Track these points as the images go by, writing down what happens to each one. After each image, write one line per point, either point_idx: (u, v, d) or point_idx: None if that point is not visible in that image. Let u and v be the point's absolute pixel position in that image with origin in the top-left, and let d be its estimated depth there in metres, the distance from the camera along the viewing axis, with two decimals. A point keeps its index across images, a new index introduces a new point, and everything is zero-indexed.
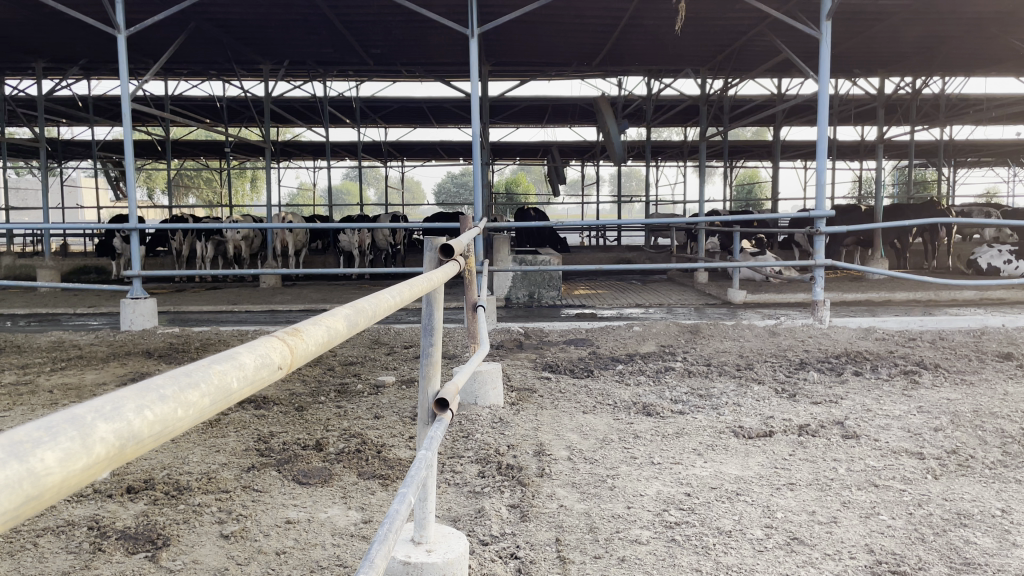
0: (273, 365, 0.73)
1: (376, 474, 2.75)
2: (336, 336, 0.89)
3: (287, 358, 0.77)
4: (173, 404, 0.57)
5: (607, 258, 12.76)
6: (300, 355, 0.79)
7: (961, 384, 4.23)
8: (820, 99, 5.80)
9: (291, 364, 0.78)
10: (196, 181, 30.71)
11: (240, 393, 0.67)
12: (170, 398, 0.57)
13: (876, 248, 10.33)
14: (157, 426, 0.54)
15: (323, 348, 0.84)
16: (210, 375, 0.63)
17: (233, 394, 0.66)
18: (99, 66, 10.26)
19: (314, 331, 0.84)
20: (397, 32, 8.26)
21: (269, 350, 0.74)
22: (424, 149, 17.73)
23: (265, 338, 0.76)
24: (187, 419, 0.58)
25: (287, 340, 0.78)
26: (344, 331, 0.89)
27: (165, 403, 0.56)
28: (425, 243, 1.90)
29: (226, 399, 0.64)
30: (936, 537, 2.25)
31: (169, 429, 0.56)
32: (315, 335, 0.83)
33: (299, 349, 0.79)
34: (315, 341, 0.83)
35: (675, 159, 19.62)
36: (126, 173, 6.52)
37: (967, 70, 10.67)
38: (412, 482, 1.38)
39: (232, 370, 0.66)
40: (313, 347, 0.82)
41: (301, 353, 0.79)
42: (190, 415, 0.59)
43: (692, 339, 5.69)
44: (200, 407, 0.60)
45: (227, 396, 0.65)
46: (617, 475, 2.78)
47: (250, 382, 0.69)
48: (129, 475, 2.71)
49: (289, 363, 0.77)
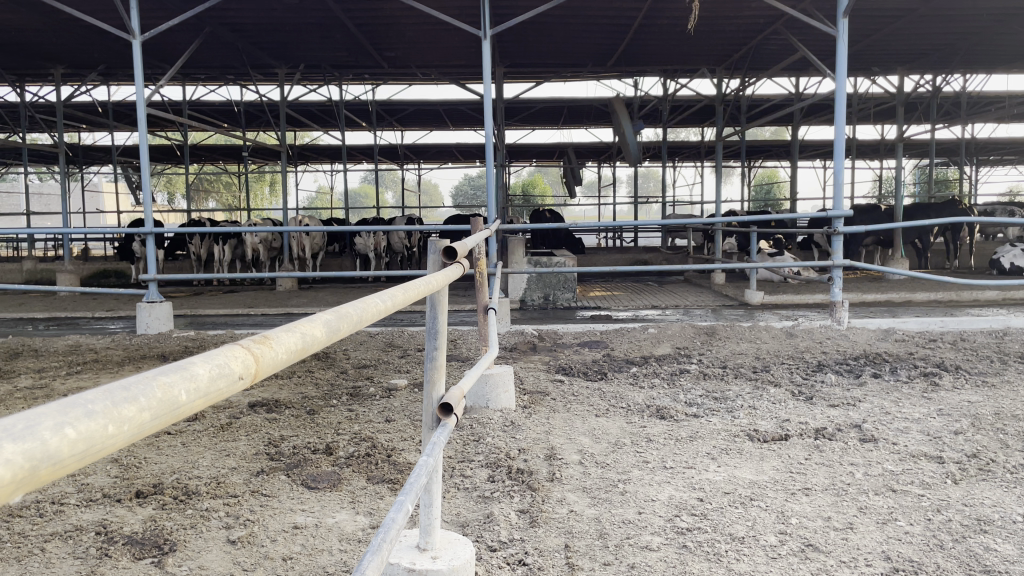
0: (231, 375, 0.70)
1: (385, 478, 2.73)
2: (312, 343, 0.86)
3: (249, 368, 0.74)
4: (104, 421, 0.54)
5: (624, 259, 12.71)
6: (266, 365, 0.76)
7: (983, 386, 4.15)
8: (837, 97, 5.72)
9: (256, 374, 0.75)
10: (215, 185, 30.92)
11: (192, 407, 0.64)
12: (101, 413, 0.53)
13: (896, 248, 10.20)
14: (82, 447, 0.50)
15: (295, 357, 0.82)
16: (155, 388, 0.60)
17: (182, 406, 0.62)
18: (116, 71, 10.34)
19: (285, 340, 0.81)
20: (411, 34, 8.26)
21: (229, 360, 0.71)
22: (440, 151, 17.74)
23: (226, 349, 0.73)
24: (121, 437, 0.54)
25: (252, 348, 0.75)
26: (320, 337, 0.87)
27: (93, 420, 0.52)
28: (428, 246, 1.87)
29: (171, 414, 0.61)
30: (955, 544, 2.19)
31: (99, 446, 0.52)
32: (284, 343, 0.81)
33: (265, 358, 0.76)
34: (286, 349, 0.81)
35: (692, 160, 19.51)
36: (142, 178, 6.55)
37: (988, 67, 10.52)
38: (411, 489, 1.35)
39: (181, 381, 0.63)
40: (282, 356, 0.79)
41: (266, 363, 0.76)
42: (125, 432, 0.55)
43: (708, 341, 5.63)
44: (141, 422, 0.57)
45: (175, 410, 0.62)
46: (628, 480, 2.75)
47: (205, 395, 0.66)
48: (138, 480, 2.71)
49: (252, 373, 0.74)
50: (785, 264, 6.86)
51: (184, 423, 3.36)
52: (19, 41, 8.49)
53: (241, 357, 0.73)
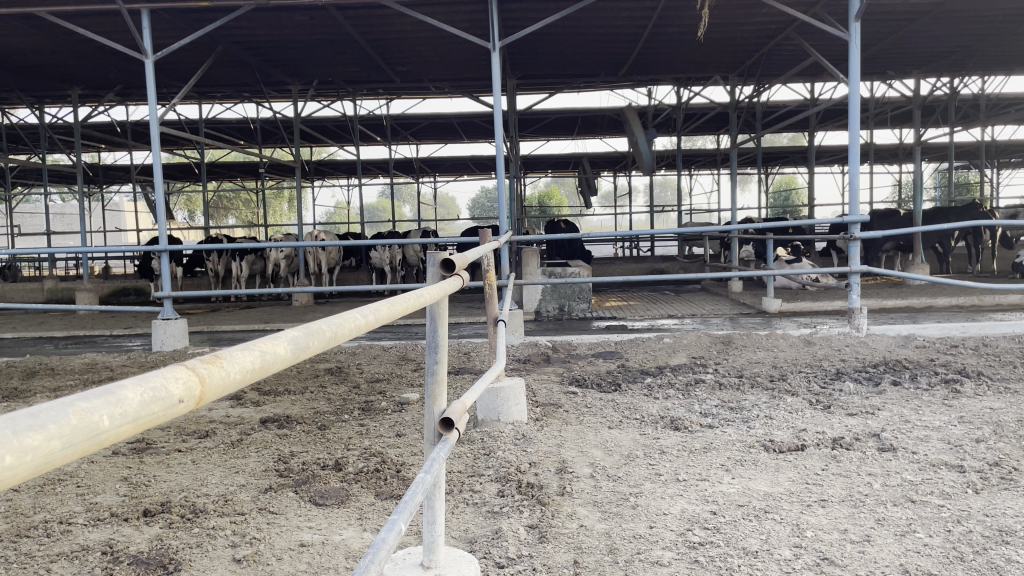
0: (169, 399, 0.67)
1: (393, 494, 2.71)
2: (272, 362, 0.84)
3: (193, 391, 0.71)
4: (2, 452, 0.49)
5: (640, 268, 12.66)
6: (214, 385, 0.73)
7: (1005, 393, 4.06)
8: (851, 101, 5.63)
9: (202, 396, 0.72)
10: (234, 202, 31.16)
11: (117, 433, 0.60)
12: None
13: (916, 253, 10.05)
14: None
15: (251, 374, 0.80)
16: (70, 415, 0.56)
17: (105, 433, 0.59)
18: (133, 91, 10.46)
19: (239, 358, 0.78)
20: (422, 49, 8.30)
21: (166, 384, 0.68)
22: (456, 164, 17.77)
23: (167, 370, 0.70)
24: (22, 468, 0.50)
25: (198, 368, 0.72)
26: (282, 355, 0.85)
27: None
28: (427, 258, 1.86)
29: (90, 440, 0.57)
30: (975, 556, 2.13)
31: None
32: (238, 362, 0.78)
33: (212, 378, 0.73)
34: (239, 370, 0.78)
35: (708, 167, 19.40)
36: (157, 197, 6.59)
37: (1005, 68, 10.37)
38: (404, 507, 1.31)
39: (103, 407, 0.59)
40: (234, 377, 0.76)
41: (214, 385, 0.73)
42: (28, 462, 0.51)
43: (724, 350, 5.57)
44: (50, 450, 0.53)
45: (96, 436, 0.58)
46: (640, 493, 2.70)
47: (137, 420, 0.63)
48: (147, 498, 2.71)
49: (197, 397, 0.71)
50: (802, 271, 6.75)
51: (195, 440, 3.36)
52: (37, 64, 8.61)
53: (184, 379, 0.70)
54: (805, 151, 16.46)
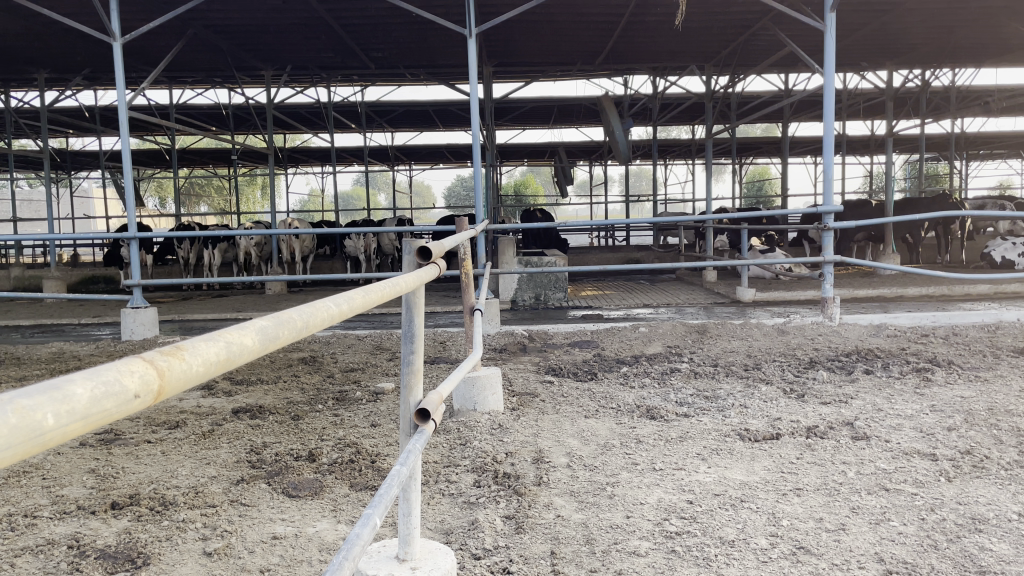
0: (125, 394, 0.62)
1: (367, 485, 2.67)
2: (237, 354, 0.80)
3: (151, 385, 0.66)
4: None
5: (615, 258, 12.68)
6: (173, 379, 0.69)
7: (975, 381, 4.11)
8: (826, 91, 5.62)
9: (161, 392, 0.68)
10: (207, 189, 30.75)
11: (64, 434, 0.55)
12: None
13: (888, 243, 10.15)
14: None
15: (214, 367, 0.75)
16: (9, 413, 0.50)
17: (49, 434, 0.54)
18: (101, 75, 10.24)
19: (202, 350, 0.74)
20: (397, 35, 8.20)
21: (120, 377, 0.63)
22: (431, 151, 17.65)
23: (122, 364, 0.65)
24: None
25: (157, 362, 0.68)
26: (247, 347, 0.81)
27: None
28: (403, 247, 1.82)
29: (31, 441, 0.52)
30: (949, 544, 2.15)
31: None
32: (201, 354, 0.74)
33: (172, 371, 0.69)
34: (202, 362, 0.74)
35: (683, 157, 19.47)
36: (125, 183, 6.43)
37: (976, 61, 10.47)
38: (379, 501, 1.27)
39: (48, 404, 0.54)
40: (196, 370, 0.72)
41: (174, 379, 0.69)
42: None
43: (699, 339, 5.58)
44: None
45: (38, 436, 0.52)
46: (617, 483, 2.69)
47: (93, 416, 0.58)
48: (115, 491, 2.65)
49: (156, 392, 0.66)
50: (776, 261, 6.77)
51: (165, 431, 3.30)
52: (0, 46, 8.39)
53: (141, 372, 0.66)
54: (779, 142, 16.56)
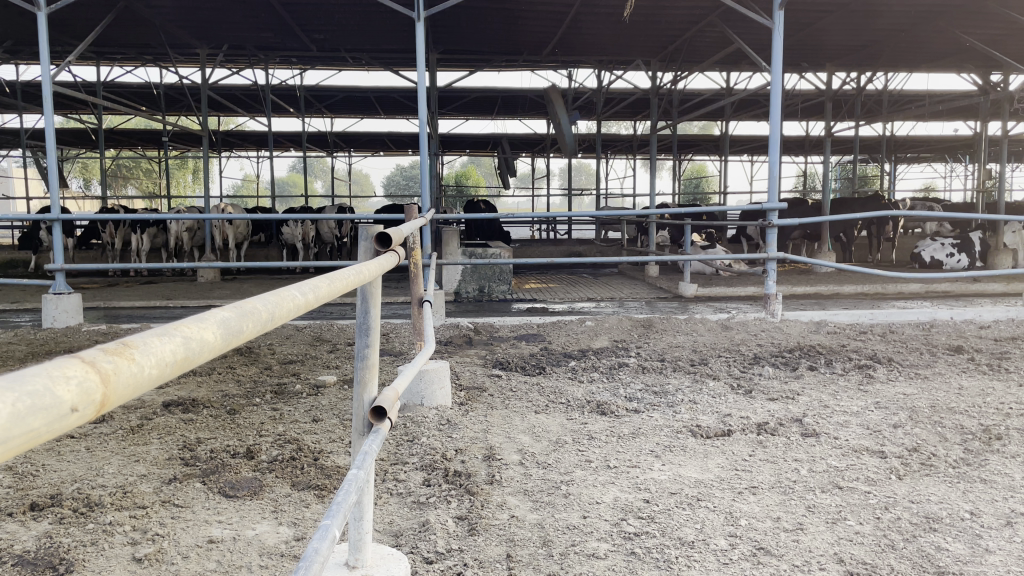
0: (61, 407, 0.50)
1: (311, 484, 2.54)
2: (197, 352, 0.68)
3: (93, 394, 0.54)
4: None
5: (558, 251, 12.65)
6: (117, 389, 0.57)
7: (916, 378, 4.18)
8: (773, 89, 5.62)
9: (104, 402, 0.56)
10: (133, 171, 29.68)
11: None
12: None
13: (824, 242, 10.32)
14: None
15: (169, 369, 0.63)
16: None
17: None
18: (24, 47, 9.71)
19: (155, 347, 0.62)
20: (341, 16, 7.97)
21: (54, 385, 0.50)
22: (372, 139, 17.34)
23: (55, 365, 0.52)
24: None
25: (99, 366, 0.56)
26: (206, 342, 0.69)
27: None
28: (358, 233, 1.69)
29: None
30: (907, 544, 2.14)
31: None
32: (154, 352, 0.62)
33: (118, 375, 0.57)
34: (155, 363, 0.61)
35: (624, 152, 19.55)
36: (48, 162, 6.04)
37: (911, 65, 10.75)
38: (337, 511, 1.15)
39: None
40: (148, 373, 0.60)
41: (120, 385, 0.57)
42: None
43: (645, 334, 5.56)
44: None
45: None
46: (571, 481, 2.62)
47: (16, 438, 0.45)
48: (34, 490, 2.45)
49: (99, 403, 0.54)
50: (718, 257, 6.79)
51: (89, 425, 3.08)
52: None
53: (79, 378, 0.53)
54: (718, 140, 16.78)
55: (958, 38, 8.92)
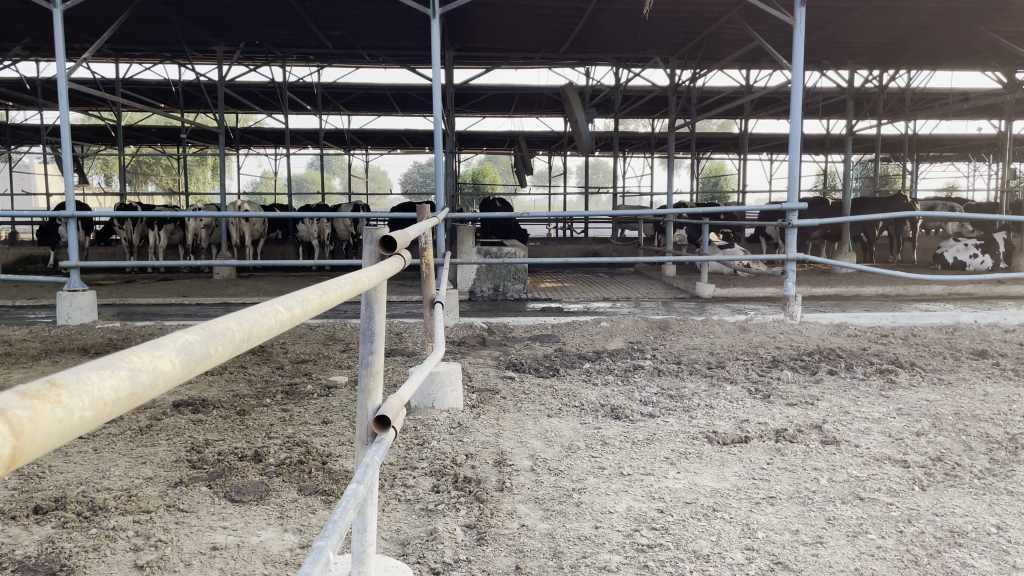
0: None
1: (318, 489, 2.49)
2: (146, 386, 0.62)
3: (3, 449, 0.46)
4: None
5: (574, 250, 12.55)
6: (32, 443, 0.48)
7: (939, 384, 4.07)
8: (794, 86, 5.49)
9: (18, 457, 0.47)
10: (154, 167, 29.90)
11: None
12: None
13: (844, 241, 10.18)
14: None
15: (100, 412, 0.56)
16: None
17: None
18: (42, 44, 9.74)
19: (90, 384, 0.56)
20: (357, 13, 7.94)
21: None
22: (388, 136, 17.30)
23: None
24: None
25: (12, 415, 0.47)
26: (153, 377, 0.62)
27: None
28: (363, 235, 1.64)
29: None
30: (930, 560, 2.06)
31: None
32: (88, 392, 0.55)
33: (36, 425, 0.49)
34: (88, 404, 0.55)
35: (642, 150, 19.44)
36: (65, 160, 6.02)
37: (935, 62, 10.55)
38: (333, 532, 1.09)
39: None
40: (79, 417, 0.53)
41: (38, 435, 0.49)
42: None
43: (661, 335, 5.47)
44: None
45: None
46: (584, 490, 2.56)
47: None
48: (39, 493, 2.42)
49: (7, 459, 0.46)
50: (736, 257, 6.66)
51: (97, 426, 3.06)
52: None
53: None
54: (738, 138, 16.62)
55: (984, 35, 8.73)
